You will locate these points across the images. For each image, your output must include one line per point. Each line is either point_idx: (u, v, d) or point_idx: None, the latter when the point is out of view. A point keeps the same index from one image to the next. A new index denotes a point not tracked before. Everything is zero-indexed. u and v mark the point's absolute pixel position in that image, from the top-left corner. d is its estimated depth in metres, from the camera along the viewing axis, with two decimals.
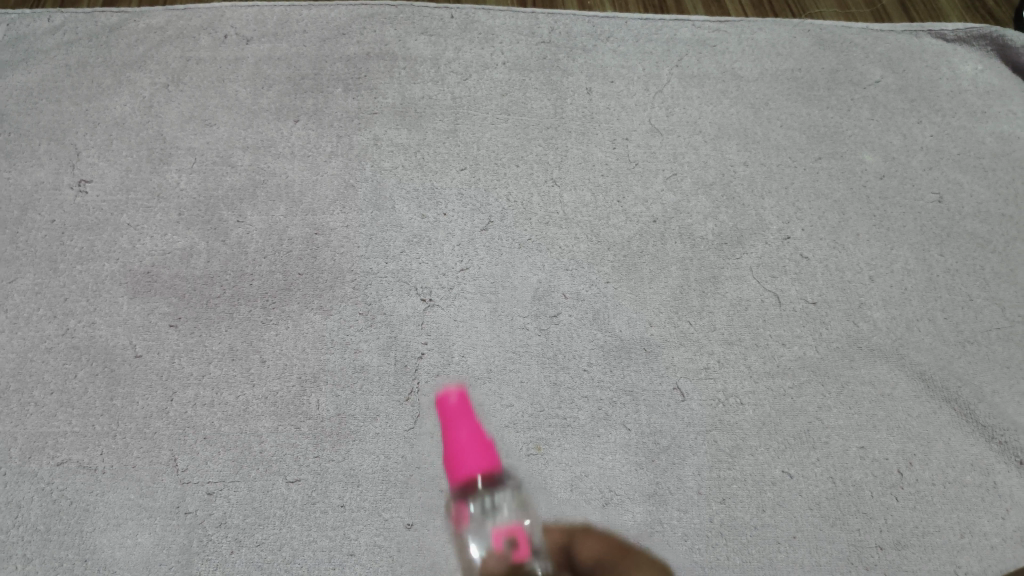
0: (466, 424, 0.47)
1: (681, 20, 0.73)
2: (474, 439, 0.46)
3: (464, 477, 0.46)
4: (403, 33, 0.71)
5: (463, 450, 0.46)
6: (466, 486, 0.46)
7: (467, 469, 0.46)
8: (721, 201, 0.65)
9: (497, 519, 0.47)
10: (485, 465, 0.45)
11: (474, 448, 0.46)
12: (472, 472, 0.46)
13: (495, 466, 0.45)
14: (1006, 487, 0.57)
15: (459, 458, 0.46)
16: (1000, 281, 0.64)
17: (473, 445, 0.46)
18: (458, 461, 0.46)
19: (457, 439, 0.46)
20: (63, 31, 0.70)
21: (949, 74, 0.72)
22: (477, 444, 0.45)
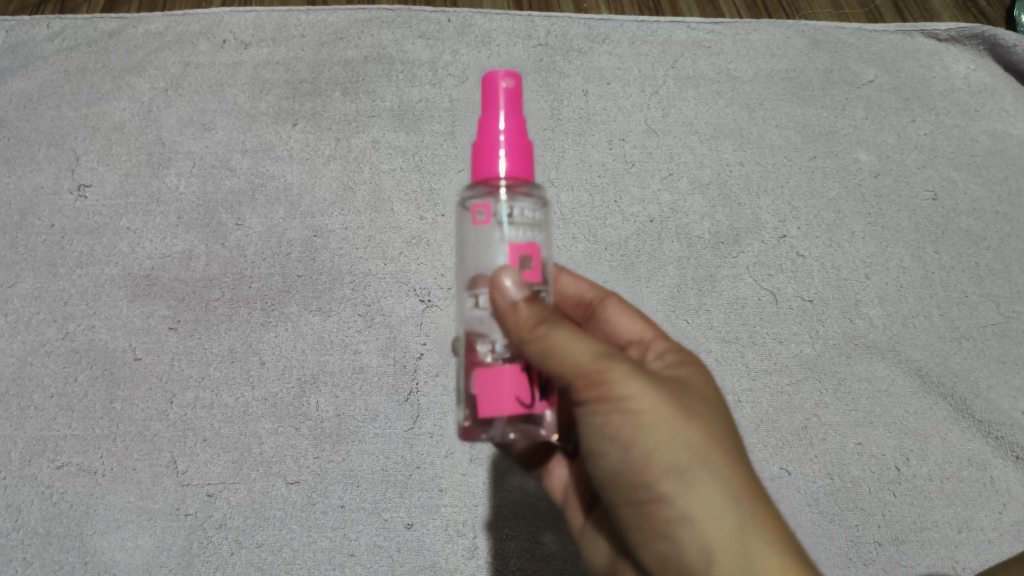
0: (506, 108, 0.37)
1: (676, 22, 0.73)
2: (514, 140, 0.37)
3: (489, 174, 0.36)
4: (400, 37, 0.71)
5: (495, 149, 0.36)
6: (491, 190, 0.37)
7: (495, 159, 0.36)
8: (717, 200, 0.65)
9: (520, 234, 0.37)
10: (514, 175, 0.36)
11: (511, 149, 0.36)
12: (500, 172, 0.36)
13: (528, 177, 0.37)
14: (1003, 482, 0.57)
15: (490, 150, 0.36)
16: (995, 277, 0.64)
17: (510, 144, 0.36)
18: (488, 152, 0.36)
19: (490, 121, 0.37)
20: (63, 37, 0.70)
21: (942, 73, 0.73)
22: (515, 132, 0.36)
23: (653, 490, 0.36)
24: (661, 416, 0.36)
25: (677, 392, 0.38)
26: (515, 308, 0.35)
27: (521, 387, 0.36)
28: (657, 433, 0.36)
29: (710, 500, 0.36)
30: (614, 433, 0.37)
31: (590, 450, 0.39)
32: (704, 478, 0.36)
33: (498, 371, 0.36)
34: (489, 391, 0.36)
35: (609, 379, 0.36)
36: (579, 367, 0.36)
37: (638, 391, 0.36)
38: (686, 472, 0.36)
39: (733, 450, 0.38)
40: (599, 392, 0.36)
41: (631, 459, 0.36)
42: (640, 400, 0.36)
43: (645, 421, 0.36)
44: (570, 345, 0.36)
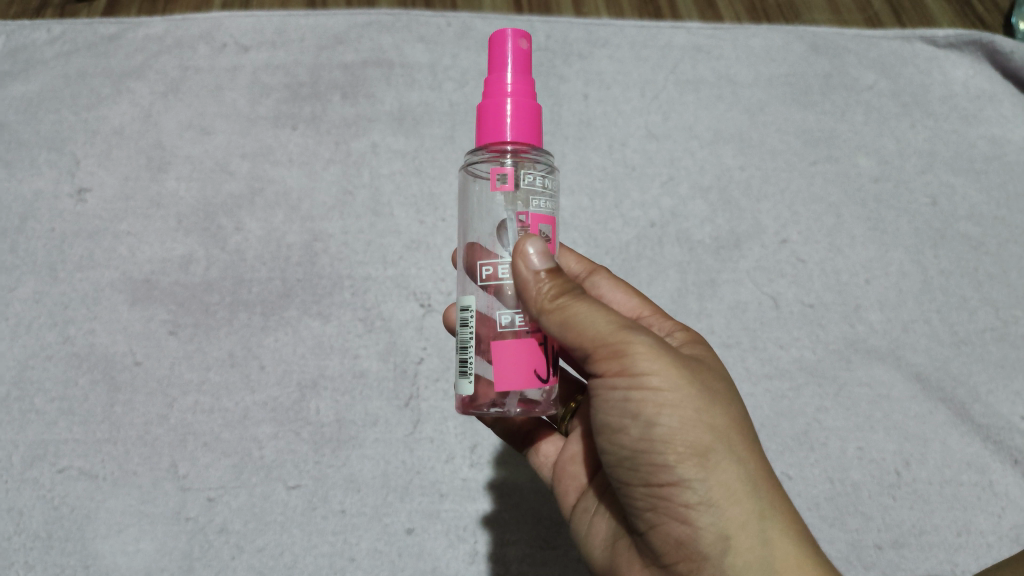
0: (514, 68, 0.38)
1: (676, 27, 0.73)
2: (521, 102, 0.38)
3: (496, 136, 0.38)
4: (400, 41, 0.71)
5: (503, 110, 0.38)
6: (502, 153, 0.38)
7: (503, 122, 0.37)
8: (717, 205, 0.66)
9: (536, 205, 0.39)
10: (521, 139, 0.38)
11: (517, 114, 0.37)
12: (507, 136, 0.37)
13: (535, 142, 0.38)
14: (1002, 486, 0.57)
15: (498, 113, 0.38)
16: (994, 281, 0.64)
17: (517, 107, 0.38)
18: (495, 115, 0.38)
19: (498, 82, 0.38)
20: (63, 41, 0.70)
21: (941, 78, 0.73)
22: (522, 94, 0.38)
23: (673, 468, 0.36)
24: (684, 393, 0.36)
25: (698, 371, 0.38)
26: (538, 277, 0.38)
27: (536, 360, 0.38)
28: (681, 409, 0.36)
29: (730, 479, 0.36)
30: (635, 409, 0.37)
31: (606, 427, 0.39)
32: (724, 457, 0.36)
33: (516, 343, 0.38)
34: (509, 361, 0.37)
35: (635, 351, 0.36)
36: (602, 337, 0.37)
37: (662, 367, 0.37)
38: (708, 452, 0.36)
39: (750, 432, 0.38)
40: (623, 364, 0.37)
41: (652, 437, 0.36)
42: (664, 375, 0.36)
43: (669, 397, 0.36)
44: (591, 315, 0.37)
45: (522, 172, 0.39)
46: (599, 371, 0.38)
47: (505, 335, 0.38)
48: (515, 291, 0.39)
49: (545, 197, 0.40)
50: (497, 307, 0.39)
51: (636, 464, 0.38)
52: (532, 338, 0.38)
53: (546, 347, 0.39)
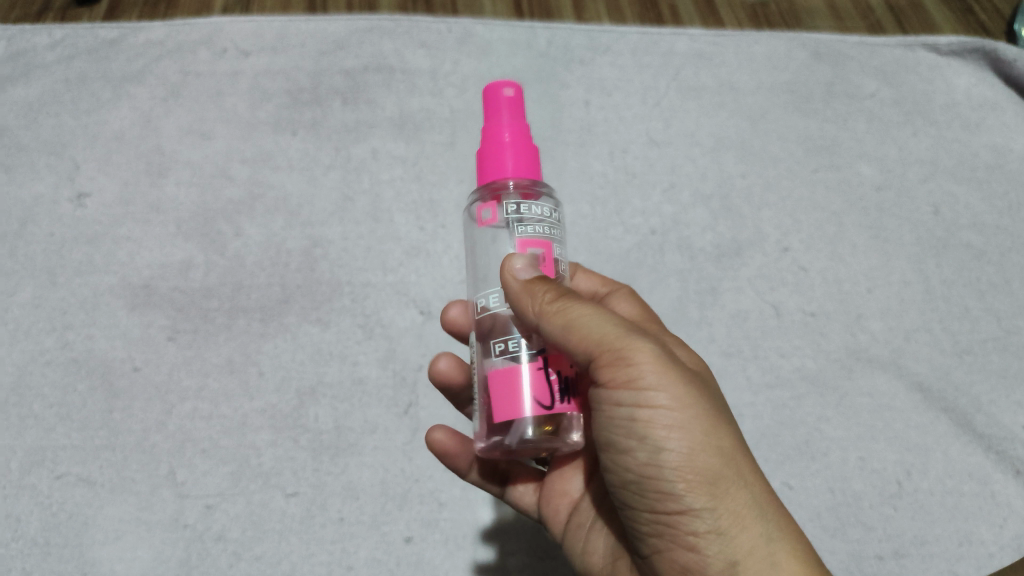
0: (509, 112, 0.40)
1: (678, 34, 0.73)
2: (519, 141, 0.39)
3: (497, 173, 0.39)
4: (401, 47, 0.71)
5: (502, 150, 0.39)
6: (500, 190, 0.39)
7: (503, 159, 0.39)
8: (719, 213, 0.65)
9: (524, 232, 0.39)
10: (522, 174, 0.39)
11: (516, 150, 0.39)
12: (508, 172, 0.39)
13: (535, 176, 0.39)
14: (1004, 497, 0.57)
15: (499, 152, 0.39)
16: (996, 291, 0.64)
17: (516, 145, 0.39)
18: (496, 154, 0.39)
19: (495, 126, 0.40)
20: (64, 46, 0.70)
21: (943, 87, 0.72)
22: (521, 133, 0.39)
23: (681, 495, 0.35)
24: (691, 415, 0.36)
25: (705, 391, 0.38)
26: (529, 289, 0.37)
27: (536, 387, 0.36)
28: (688, 433, 0.35)
29: (739, 505, 0.35)
30: (641, 431, 0.36)
31: (611, 447, 0.38)
32: (733, 483, 0.36)
33: (512, 371, 0.37)
34: (505, 390, 0.36)
35: (641, 370, 0.36)
36: (607, 354, 0.36)
37: (668, 387, 0.36)
38: (717, 477, 0.35)
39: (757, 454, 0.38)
40: (628, 383, 0.36)
41: (659, 462, 0.36)
42: (670, 396, 0.36)
43: (676, 419, 0.36)
44: (593, 329, 0.37)
45: (506, 206, 0.40)
46: (603, 388, 0.37)
47: (502, 364, 0.38)
48: (511, 305, 0.38)
49: (538, 223, 0.40)
50: (491, 337, 0.39)
51: (642, 488, 0.37)
52: (531, 364, 0.37)
53: (548, 372, 0.37)
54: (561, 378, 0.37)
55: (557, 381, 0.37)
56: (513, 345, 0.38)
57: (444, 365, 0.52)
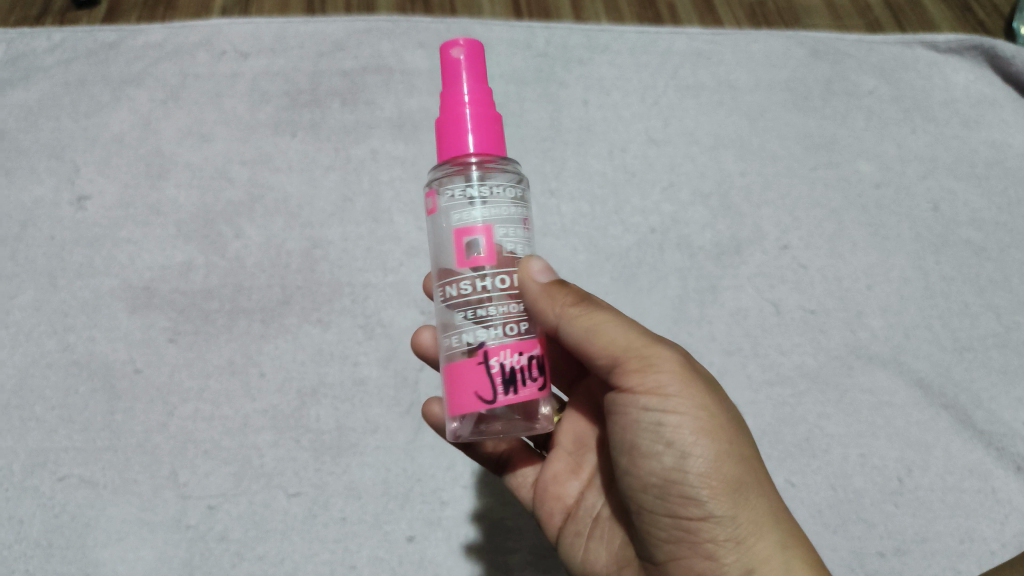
0: (470, 80, 0.38)
1: (676, 32, 0.73)
2: (480, 113, 0.37)
3: (456, 151, 0.37)
4: (399, 47, 0.71)
5: (462, 122, 0.37)
6: (460, 168, 0.37)
7: (464, 135, 0.37)
8: (719, 211, 0.65)
9: (463, 216, 0.37)
10: (483, 150, 0.37)
11: (477, 125, 0.37)
12: (468, 149, 0.37)
13: (497, 153, 0.37)
14: (1005, 493, 0.57)
15: (458, 126, 0.37)
16: (995, 287, 0.64)
17: (476, 118, 0.37)
18: (454, 127, 0.37)
19: (455, 94, 0.38)
20: (63, 49, 0.70)
21: (942, 84, 0.72)
22: (481, 104, 0.37)
23: (705, 501, 0.37)
24: (717, 425, 0.37)
25: (728, 404, 0.40)
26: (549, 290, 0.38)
27: (478, 382, 0.36)
28: (715, 441, 0.37)
29: (759, 515, 0.37)
30: (669, 436, 0.37)
31: (635, 449, 0.39)
32: (755, 493, 0.37)
33: (456, 368, 0.37)
34: (454, 388, 0.37)
35: (670, 379, 0.38)
36: (634, 362, 0.38)
37: (695, 395, 0.38)
38: (741, 485, 0.37)
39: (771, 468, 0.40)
40: (657, 390, 0.38)
41: (686, 466, 0.37)
42: (698, 405, 0.37)
43: (703, 426, 0.37)
44: (617, 337, 0.39)
45: (444, 191, 0.38)
46: (629, 393, 0.39)
47: (448, 362, 0.38)
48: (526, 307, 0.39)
49: (478, 207, 0.37)
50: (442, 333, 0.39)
51: (664, 491, 0.38)
52: (472, 360, 0.36)
53: (490, 366, 0.36)
54: (504, 369, 0.36)
55: (500, 373, 0.36)
56: (457, 339, 0.37)
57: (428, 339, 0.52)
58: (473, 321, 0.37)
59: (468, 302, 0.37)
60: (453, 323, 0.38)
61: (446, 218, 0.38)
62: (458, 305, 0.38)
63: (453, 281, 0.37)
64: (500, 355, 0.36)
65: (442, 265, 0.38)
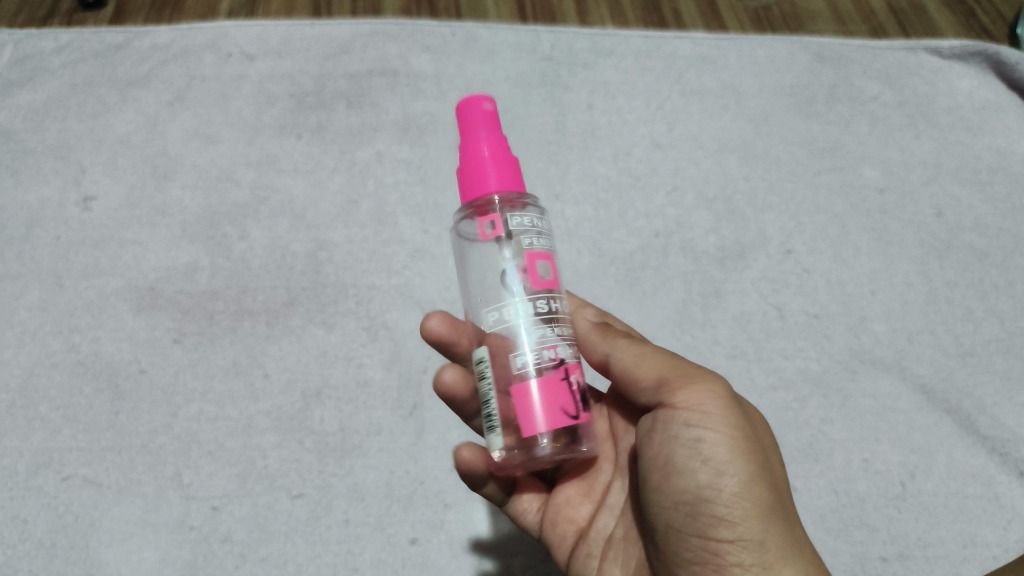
0: (486, 127, 0.38)
1: (681, 37, 0.73)
2: (499, 155, 0.38)
3: (480, 191, 0.38)
4: (406, 51, 0.71)
5: (484, 166, 0.38)
6: (484, 207, 0.39)
7: (486, 176, 0.38)
8: (723, 215, 0.66)
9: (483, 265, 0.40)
10: (506, 190, 0.38)
11: (497, 166, 0.38)
12: (491, 188, 0.37)
13: (518, 188, 0.38)
14: (1008, 498, 0.56)
15: (480, 169, 0.38)
16: (999, 293, 0.64)
17: (496, 160, 0.38)
18: (476, 171, 0.38)
19: (473, 142, 0.38)
20: (69, 50, 0.70)
21: (945, 90, 0.73)
22: (501, 151, 0.38)
23: (736, 523, 0.37)
24: (749, 447, 0.38)
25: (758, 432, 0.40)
26: (597, 287, 0.40)
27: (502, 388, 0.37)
28: (748, 463, 0.37)
29: (790, 542, 0.37)
30: (706, 453, 0.37)
31: (668, 465, 0.39)
32: (783, 520, 0.37)
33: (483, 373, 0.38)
34: (531, 405, 0.36)
35: (710, 397, 0.38)
36: (673, 374, 0.40)
37: (731, 415, 0.38)
38: (771, 509, 0.37)
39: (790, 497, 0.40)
40: (696, 406, 0.38)
41: (719, 486, 0.37)
42: (734, 425, 0.38)
43: (737, 447, 0.38)
44: (658, 360, 0.41)
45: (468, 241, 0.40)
46: (668, 408, 0.39)
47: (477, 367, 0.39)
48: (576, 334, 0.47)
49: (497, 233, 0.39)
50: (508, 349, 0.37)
51: (695, 510, 0.38)
52: (556, 376, 0.37)
53: (571, 383, 0.37)
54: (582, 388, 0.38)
55: (579, 392, 0.38)
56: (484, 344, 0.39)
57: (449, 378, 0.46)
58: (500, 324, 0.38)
59: (548, 319, 0.38)
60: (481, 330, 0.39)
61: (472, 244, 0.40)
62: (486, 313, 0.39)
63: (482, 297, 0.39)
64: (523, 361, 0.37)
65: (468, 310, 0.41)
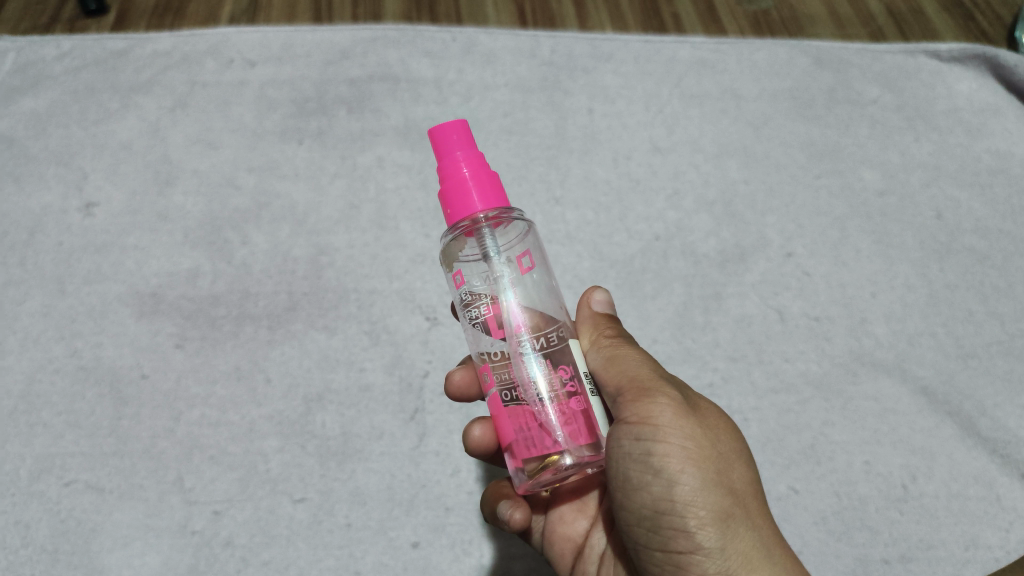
0: (462, 147, 0.39)
1: (680, 42, 0.74)
2: (478, 173, 0.39)
3: (466, 211, 0.39)
4: (406, 56, 0.72)
5: (467, 187, 0.39)
6: (470, 226, 0.39)
7: (469, 196, 0.39)
8: (723, 218, 0.66)
9: (488, 297, 0.40)
10: (490, 207, 0.39)
11: (480, 185, 0.39)
12: (476, 207, 0.39)
13: (502, 204, 0.39)
14: (1010, 500, 0.56)
15: (462, 189, 0.39)
16: (1000, 295, 0.64)
17: (477, 179, 0.39)
18: (459, 191, 0.39)
19: (453, 163, 0.39)
20: (72, 57, 0.71)
21: (944, 92, 0.73)
22: (481, 171, 0.39)
23: (694, 533, 0.38)
24: (705, 453, 0.39)
25: (715, 433, 0.40)
26: (594, 318, 0.46)
27: (515, 416, 0.39)
28: (702, 470, 0.39)
29: (748, 546, 0.38)
30: (658, 466, 0.39)
31: (626, 483, 0.40)
32: (743, 524, 0.39)
33: (495, 400, 0.40)
34: (582, 421, 0.39)
35: (663, 404, 0.39)
36: (633, 386, 0.40)
37: (683, 428, 0.39)
38: (728, 513, 0.38)
39: (766, 501, 0.41)
40: (647, 418, 0.39)
41: (674, 496, 0.38)
42: (686, 436, 0.39)
43: (691, 454, 0.39)
44: (635, 364, 0.41)
45: (470, 275, 0.41)
46: (623, 423, 0.40)
47: (488, 391, 0.41)
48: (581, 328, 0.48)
49: (487, 249, 0.40)
50: (548, 373, 0.39)
51: (657, 524, 0.40)
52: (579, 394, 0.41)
53: None
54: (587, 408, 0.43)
55: None
56: (494, 354, 0.40)
57: (521, 519, 0.46)
58: (512, 343, 0.39)
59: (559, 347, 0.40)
60: (489, 342, 0.40)
61: (463, 263, 0.41)
62: (492, 322, 0.40)
63: (473, 299, 0.41)
64: (536, 390, 0.39)
65: (475, 344, 0.41)
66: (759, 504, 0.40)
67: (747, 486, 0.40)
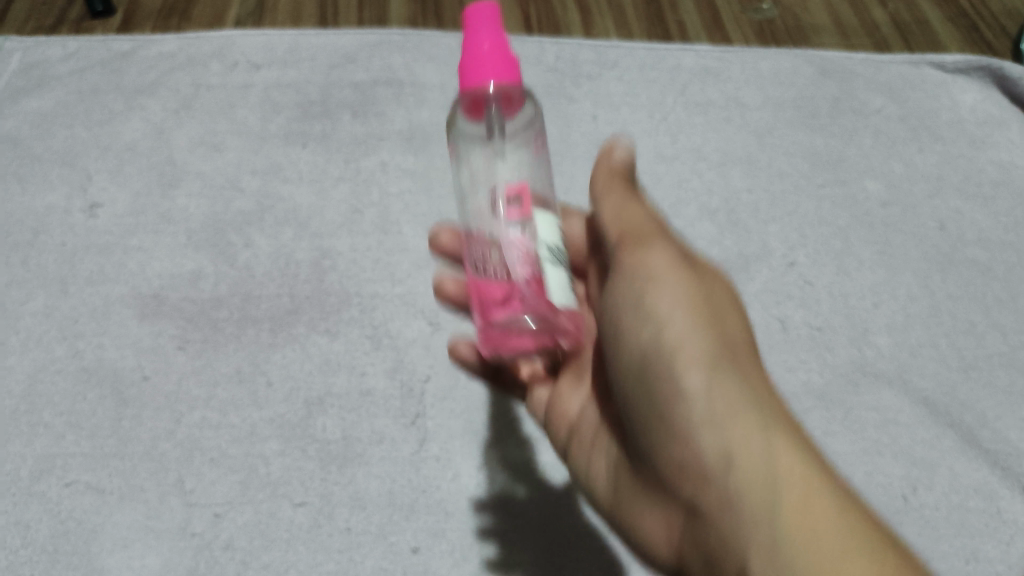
0: (485, 37, 0.38)
1: (684, 49, 0.74)
2: (496, 53, 0.38)
3: (478, 82, 0.38)
4: (411, 61, 0.72)
5: (482, 58, 0.38)
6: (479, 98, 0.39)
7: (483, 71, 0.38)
8: (725, 227, 0.66)
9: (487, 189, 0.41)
10: (502, 79, 0.38)
11: (495, 63, 0.38)
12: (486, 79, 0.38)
13: (515, 78, 0.39)
14: (1011, 513, 0.56)
15: (477, 62, 0.38)
16: (1002, 306, 0.64)
17: (493, 56, 0.38)
18: (475, 66, 0.38)
19: (473, 44, 0.38)
20: (77, 58, 0.71)
21: (948, 103, 0.73)
22: (499, 62, 0.38)
23: (697, 412, 0.36)
24: (710, 340, 0.37)
25: (733, 351, 0.37)
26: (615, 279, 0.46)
27: (476, 290, 0.41)
28: (710, 365, 0.36)
29: (761, 455, 0.35)
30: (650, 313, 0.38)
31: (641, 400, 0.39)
32: (753, 413, 0.35)
33: (466, 270, 0.42)
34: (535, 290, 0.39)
35: (693, 374, 0.36)
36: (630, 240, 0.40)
37: (684, 305, 0.38)
38: (769, 489, 0.34)
39: (806, 439, 0.36)
40: (643, 261, 0.39)
41: (681, 391, 0.36)
42: (689, 326, 0.37)
43: (691, 319, 0.37)
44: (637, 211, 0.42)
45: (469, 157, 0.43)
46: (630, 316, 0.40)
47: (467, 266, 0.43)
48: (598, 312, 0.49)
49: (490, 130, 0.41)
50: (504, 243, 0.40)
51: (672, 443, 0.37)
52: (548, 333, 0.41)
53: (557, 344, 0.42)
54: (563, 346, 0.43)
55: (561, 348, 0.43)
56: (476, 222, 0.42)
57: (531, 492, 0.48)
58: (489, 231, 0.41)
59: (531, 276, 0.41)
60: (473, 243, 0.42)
61: (463, 134, 0.43)
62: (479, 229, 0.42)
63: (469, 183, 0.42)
64: (493, 250, 0.40)
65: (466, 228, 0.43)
66: (791, 433, 0.36)
67: (771, 405, 0.36)
